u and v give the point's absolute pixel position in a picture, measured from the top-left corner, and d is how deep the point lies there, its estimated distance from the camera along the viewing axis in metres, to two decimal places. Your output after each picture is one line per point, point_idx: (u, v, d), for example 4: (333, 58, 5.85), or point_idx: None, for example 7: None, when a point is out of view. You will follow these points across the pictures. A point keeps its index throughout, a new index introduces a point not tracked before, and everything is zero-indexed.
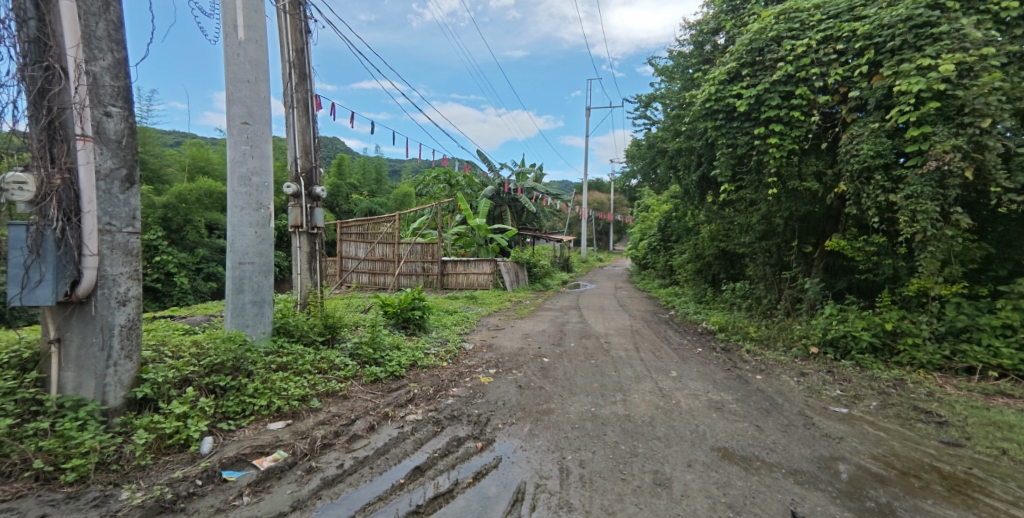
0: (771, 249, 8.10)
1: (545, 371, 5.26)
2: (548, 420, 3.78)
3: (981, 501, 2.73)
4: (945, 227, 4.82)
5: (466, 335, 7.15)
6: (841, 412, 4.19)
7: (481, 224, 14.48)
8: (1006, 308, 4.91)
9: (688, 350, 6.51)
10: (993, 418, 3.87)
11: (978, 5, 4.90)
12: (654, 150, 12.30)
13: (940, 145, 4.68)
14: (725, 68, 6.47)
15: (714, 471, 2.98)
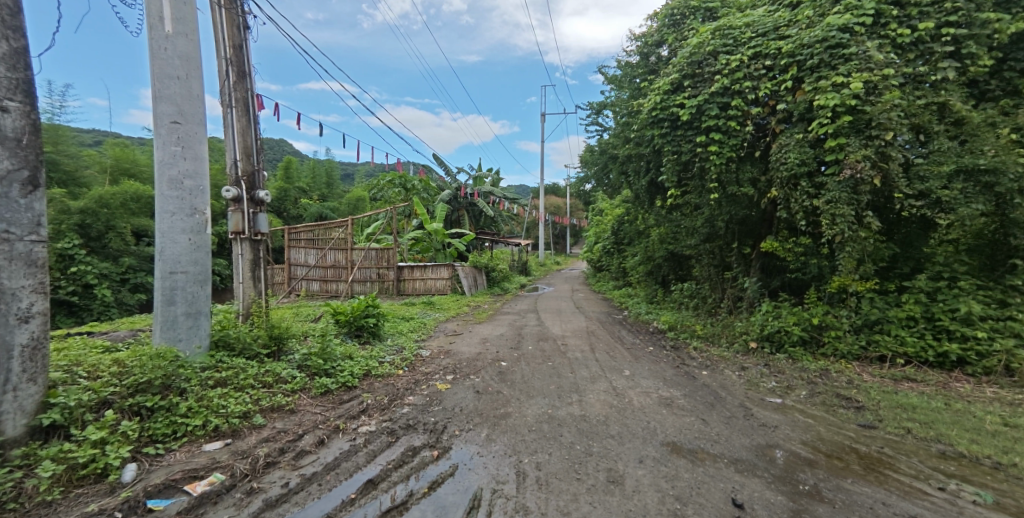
0: (714, 250, 8.58)
1: (502, 375, 5.28)
2: (505, 424, 3.79)
3: (891, 477, 3.02)
4: (859, 230, 5.32)
5: (423, 342, 7.03)
6: (776, 402, 4.50)
7: (438, 228, 14.32)
8: (910, 301, 5.48)
9: (640, 349, 6.75)
10: (901, 401, 4.29)
11: (880, 31, 5.45)
12: (606, 155, 12.71)
13: (853, 155, 5.16)
14: (668, 78, 6.78)
15: (663, 466, 3.10)
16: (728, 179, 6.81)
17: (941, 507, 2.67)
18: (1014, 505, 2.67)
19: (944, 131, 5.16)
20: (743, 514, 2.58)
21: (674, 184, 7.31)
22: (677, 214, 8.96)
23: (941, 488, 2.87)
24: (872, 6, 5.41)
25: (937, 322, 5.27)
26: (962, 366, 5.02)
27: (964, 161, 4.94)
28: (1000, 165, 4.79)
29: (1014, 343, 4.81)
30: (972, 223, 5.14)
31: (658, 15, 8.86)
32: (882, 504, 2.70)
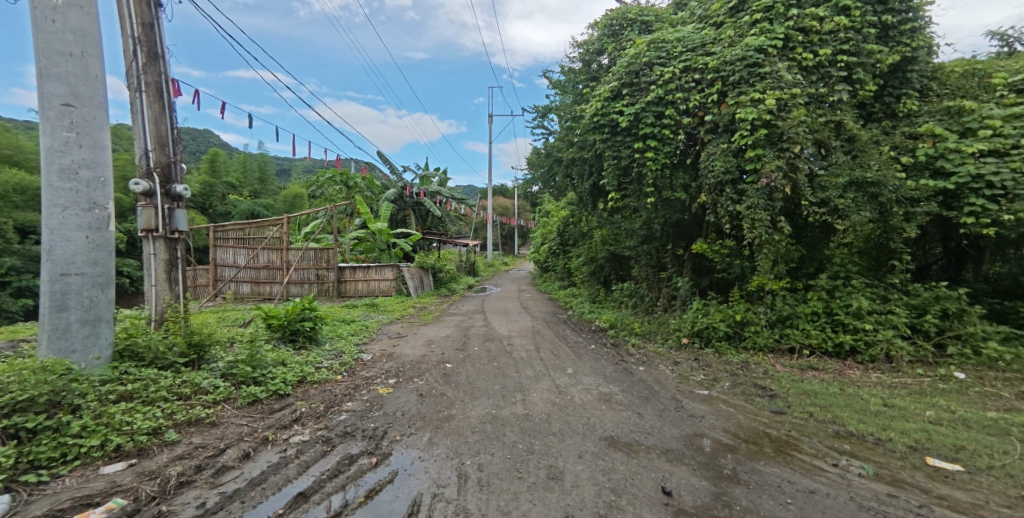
0: (651, 252, 9.04)
1: (447, 377, 5.23)
2: (448, 427, 3.75)
3: (796, 457, 3.34)
4: (774, 233, 5.84)
5: (364, 345, 6.78)
6: (704, 394, 4.82)
7: (382, 228, 13.94)
8: (814, 298, 6.09)
9: (582, 347, 6.97)
10: (806, 388, 4.76)
11: (789, 53, 6.01)
12: (552, 158, 12.98)
13: (769, 165, 5.63)
14: (608, 86, 7.05)
15: (601, 459, 3.23)
16: (663, 184, 7.21)
17: (834, 480, 2.97)
18: (889, 473, 3.02)
19: (840, 146, 5.81)
20: (671, 500, 2.73)
21: (614, 187, 7.60)
22: (618, 217, 9.33)
23: (834, 463, 3.21)
24: (782, 31, 5.98)
25: (835, 316, 5.89)
26: (853, 354, 5.65)
27: (856, 174, 5.59)
28: (883, 178, 5.45)
29: (893, 333, 5.48)
30: (863, 229, 5.82)
31: (599, 25, 9.20)
32: (788, 482, 2.96)
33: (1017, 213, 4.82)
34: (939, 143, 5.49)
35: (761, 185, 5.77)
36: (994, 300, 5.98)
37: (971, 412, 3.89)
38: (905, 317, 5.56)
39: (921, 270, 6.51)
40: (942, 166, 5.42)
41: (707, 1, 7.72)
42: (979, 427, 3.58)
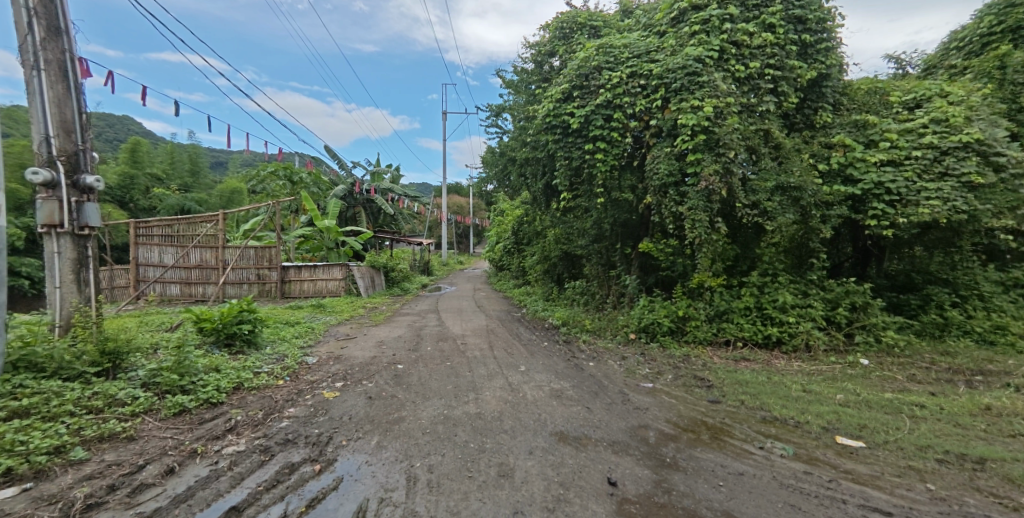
0: (601, 251, 9.31)
1: (398, 379, 5.14)
2: (397, 430, 3.69)
3: (729, 442, 3.58)
4: (712, 233, 6.23)
5: (309, 348, 6.50)
6: (648, 386, 5.06)
7: (330, 225, 13.39)
8: (746, 294, 6.54)
9: (535, 345, 7.08)
10: (739, 378, 5.12)
11: (724, 64, 6.40)
12: (506, 157, 13.04)
13: (707, 169, 5.97)
14: (560, 88, 7.19)
15: (551, 454, 3.30)
16: (612, 186, 7.46)
17: (760, 462, 3.21)
18: (806, 453, 3.32)
19: (768, 154, 6.27)
20: (616, 491, 2.85)
21: (566, 187, 7.77)
22: (570, 216, 9.54)
23: (760, 446, 3.48)
24: (717, 43, 6.34)
25: (765, 310, 6.36)
26: (779, 345, 6.12)
27: (781, 179, 6.05)
28: (804, 183, 5.95)
29: (812, 325, 6.01)
30: (787, 230, 6.32)
31: (550, 27, 9.35)
32: (721, 466, 3.17)
33: (911, 216, 5.46)
34: (848, 152, 6.10)
35: (701, 188, 6.11)
36: (892, 294, 6.74)
37: (873, 394, 4.35)
38: (822, 310, 6.11)
39: (834, 268, 7.16)
40: (851, 174, 6.00)
41: (651, 11, 8.05)
42: (879, 407, 4.00)
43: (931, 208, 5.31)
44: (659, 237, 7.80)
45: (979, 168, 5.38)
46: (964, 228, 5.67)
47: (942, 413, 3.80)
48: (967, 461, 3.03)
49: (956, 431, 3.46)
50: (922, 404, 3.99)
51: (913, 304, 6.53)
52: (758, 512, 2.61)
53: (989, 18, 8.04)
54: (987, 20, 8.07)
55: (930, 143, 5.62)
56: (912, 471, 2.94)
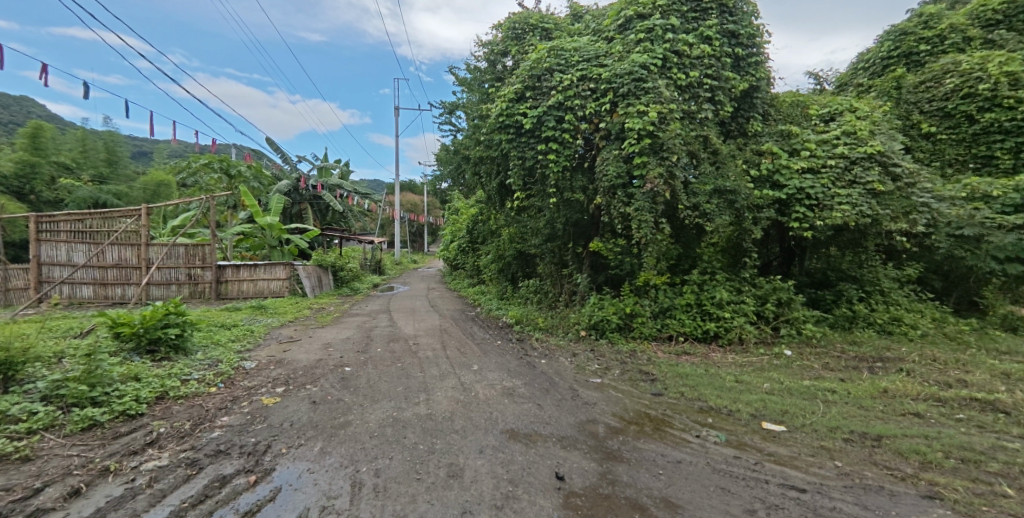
0: (554, 250, 9.46)
1: (345, 381, 4.98)
2: (343, 434, 3.58)
3: (670, 432, 3.76)
4: (657, 234, 6.52)
5: (247, 352, 6.15)
6: (596, 382, 5.22)
7: (273, 222, 12.69)
8: (688, 291, 6.91)
9: (488, 343, 7.09)
10: (680, 371, 5.39)
11: (667, 72, 6.70)
12: (460, 155, 12.98)
13: (652, 172, 6.24)
14: (513, 87, 7.25)
15: (501, 452, 3.34)
16: (564, 186, 7.61)
17: (696, 449, 3.42)
18: (736, 439, 3.56)
19: (707, 158, 6.64)
20: (563, 484, 2.91)
21: (520, 187, 7.85)
22: (524, 216, 9.63)
23: (697, 435, 3.69)
24: (661, 51, 6.64)
25: (704, 306, 6.74)
26: (716, 339, 6.52)
27: (719, 183, 6.42)
28: (738, 187, 6.36)
29: (744, 319, 6.46)
30: (724, 231, 6.73)
31: (503, 27, 9.39)
32: (661, 455, 3.34)
33: (826, 219, 5.99)
34: (775, 160, 6.59)
35: (646, 190, 6.38)
36: (811, 290, 7.36)
37: (794, 382, 4.74)
38: (753, 306, 6.58)
39: (764, 266, 7.71)
40: (778, 179, 6.49)
41: (600, 17, 8.29)
42: (799, 394, 4.37)
43: (843, 212, 5.86)
44: (608, 237, 7.99)
45: (881, 177, 6.02)
46: (870, 230, 6.29)
47: (849, 396, 4.21)
48: (867, 439, 3.38)
49: (860, 412, 3.86)
50: (834, 390, 4.39)
51: (828, 299, 7.15)
52: (693, 496, 2.77)
53: (888, 44, 9.68)
54: (887, 45, 9.71)
55: (842, 153, 6.22)
56: (824, 451, 3.24)
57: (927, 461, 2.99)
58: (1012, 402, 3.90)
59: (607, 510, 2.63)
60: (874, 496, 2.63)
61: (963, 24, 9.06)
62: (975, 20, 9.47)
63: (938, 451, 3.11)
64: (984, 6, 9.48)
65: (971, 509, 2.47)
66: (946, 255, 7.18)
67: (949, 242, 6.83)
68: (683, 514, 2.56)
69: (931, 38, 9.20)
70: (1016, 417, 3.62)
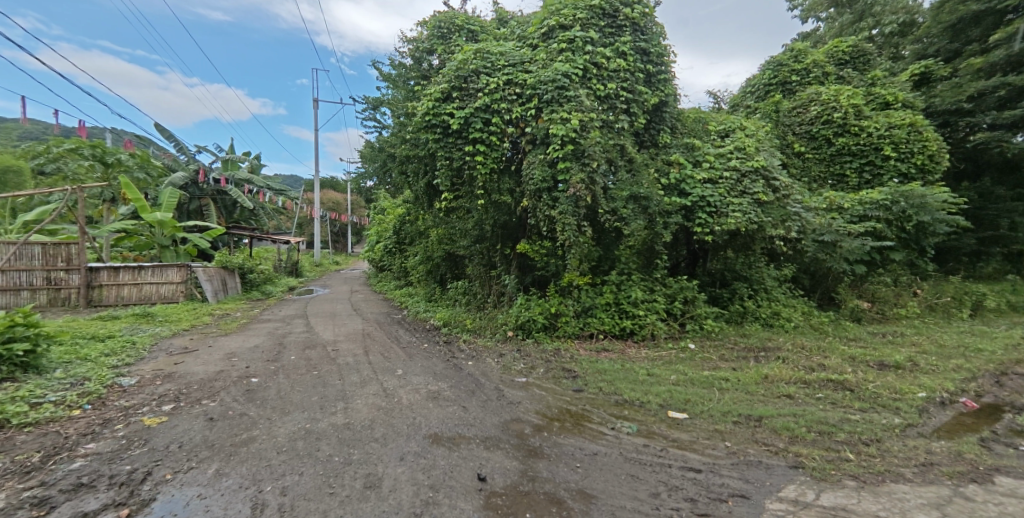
0: (483, 251, 9.46)
1: (251, 394, 4.60)
2: (244, 453, 3.30)
3: (588, 427, 3.95)
4: (580, 236, 6.80)
5: (127, 366, 5.44)
6: (522, 381, 5.33)
7: (164, 219, 11.32)
8: (607, 291, 7.28)
9: (415, 347, 6.92)
10: (599, 367, 5.68)
11: (587, 81, 7.03)
12: (386, 153, 12.59)
13: (575, 178, 6.51)
14: (439, 87, 7.16)
15: (422, 458, 3.29)
16: (491, 188, 7.65)
17: (610, 441, 3.62)
18: (645, 428, 3.84)
19: (623, 166, 7.06)
20: (484, 485, 2.94)
21: (448, 187, 7.74)
22: (452, 217, 9.55)
23: (611, 427, 3.92)
24: (581, 62, 6.95)
25: (622, 305, 7.14)
26: (631, 335, 6.95)
27: (634, 190, 6.85)
28: (651, 194, 6.84)
29: (655, 317, 6.98)
30: (639, 234, 7.19)
31: (428, 24, 9.26)
32: (579, 449, 3.50)
33: (723, 225, 6.65)
34: (681, 170, 7.18)
35: (570, 194, 6.62)
36: (711, 289, 8.15)
37: (696, 372, 5.21)
38: (663, 304, 7.13)
39: (673, 267, 8.35)
40: (684, 188, 7.06)
41: (525, 23, 8.48)
42: (699, 383, 4.81)
43: (737, 218, 6.56)
44: (535, 238, 8.14)
45: (765, 188, 6.85)
46: (757, 235, 7.09)
47: (739, 383, 4.72)
48: (751, 420, 3.80)
49: (747, 396, 4.34)
50: (727, 378, 4.89)
51: (724, 296, 7.97)
52: (605, 485, 2.93)
53: (769, 72, 10.96)
54: (767, 73, 11.00)
55: (735, 165, 6.97)
56: (717, 433, 3.60)
57: (794, 435, 3.45)
58: (857, 381, 4.63)
59: (526, 506, 2.69)
60: (754, 470, 2.98)
61: (822, 61, 10.51)
62: (829, 58, 11.01)
63: (804, 426, 3.59)
64: (837, 48, 11.06)
65: (825, 474, 2.87)
66: (816, 258, 8.32)
67: (814, 246, 7.95)
68: (596, 503, 2.70)
69: (800, 70, 10.58)
70: (859, 393, 4.30)
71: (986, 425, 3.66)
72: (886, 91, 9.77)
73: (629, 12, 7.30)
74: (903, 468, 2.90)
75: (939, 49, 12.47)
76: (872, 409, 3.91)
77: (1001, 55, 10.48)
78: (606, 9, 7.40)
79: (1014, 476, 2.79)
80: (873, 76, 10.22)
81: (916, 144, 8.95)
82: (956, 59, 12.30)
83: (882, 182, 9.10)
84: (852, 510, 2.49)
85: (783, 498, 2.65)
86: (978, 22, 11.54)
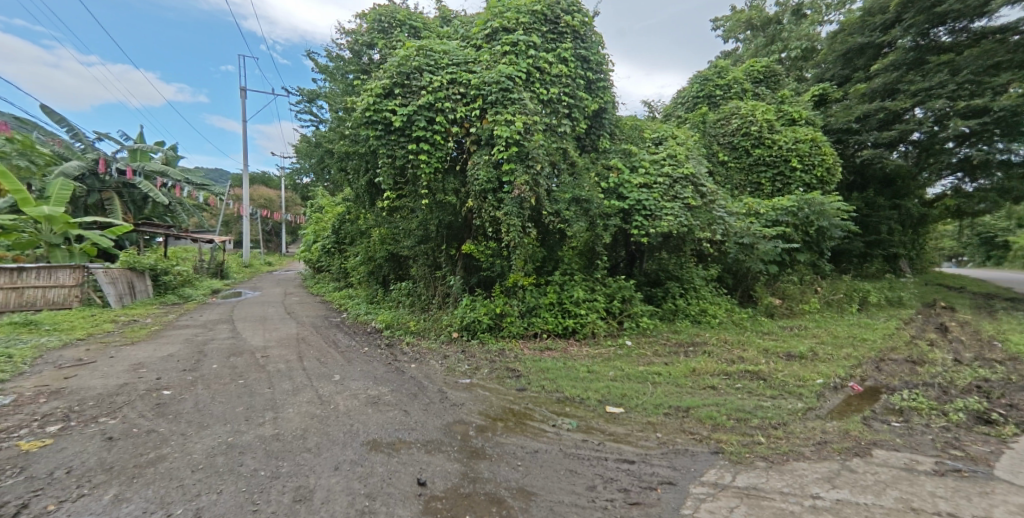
0: (428, 251, 9.29)
1: (161, 408, 4.20)
2: (152, 473, 3.01)
3: (531, 425, 4.01)
4: (524, 237, 6.90)
5: (2, 384, 4.76)
6: (466, 382, 5.31)
7: (52, 213, 10.08)
8: (551, 291, 7.42)
9: (354, 351, 6.67)
10: (542, 366, 5.78)
11: (531, 84, 7.12)
12: (323, 148, 12.05)
13: (519, 180, 6.58)
14: (380, 82, 6.96)
15: (360, 466, 3.17)
16: (435, 188, 7.54)
17: (552, 438, 3.70)
18: (584, 423, 3.96)
19: (566, 169, 7.25)
20: (424, 490, 2.89)
21: (390, 186, 7.56)
22: (395, 216, 9.31)
23: (553, 424, 4.00)
24: (525, 66, 7.05)
25: (565, 305, 7.31)
26: (573, 333, 7.14)
27: (576, 193, 7.04)
28: (591, 196, 7.06)
29: (596, 315, 7.23)
30: (581, 235, 7.40)
31: (367, 17, 8.97)
32: (521, 448, 3.54)
33: (658, 228, 7.01)
34: (619, 174, 7.49)
35: (515, 195, 6.68)
36: (647, 288, 8.55)
37: (632, 368, 5.45)
38: (603, 303, 7.41)
39: (612, 267, 8.67)
40: (622, 192, 7.36)
41: (468, 23, 8.46)
42: (635, 378, 5.04)
43: (669, 221, 6.95)
44: (480, 239, 8.09)
45: (693, 194, 7.31)
46: (687, 237, 7.55)
47: (670, 377, 5.00)
48: (680, 411, 4.05)
49: (677, 389, 4.61)
50: (659, 372, 5.17)
51: (658, 295, 8.41)
52: (545, 482, 2.99)
53: (696, 85, 11.73)
54: (695, 87, 11.77)
55: (668, 172, 7.40)
56: (649, 425, 3.79)
57: (716, 423, 3.72)
58: (770, 370, 5.08)
59: (467, 508, 2.68)
60: (681, 458, 3.17)
61: (741, 78, 11.44)
62: (747, 76, 11.99)
63: (724, 414, 3.88)
64: (753, 67, 12.05)
65: (740, 457, 3.12)
66: (737, 259, 9.00)
67: (737, 248, 8.60)
68: (536, 500, 2.75)
69: (723, 86, 11.42)
70: (770, 381, 4.71)
71: (867, 405, 4.15)
72: (792, 109, 10.77)
73: (570, 20, 7.51)
74: (803, 448, 3.22)
75: (833, 75, 13.95)
76: (781, 396, 4.31)
77: (879, 83, 11.99)
78: (548, 15, 7.56)
79: (887, 448, 3.19)
80: (783, 95, 11.26)
81: (816, 157, 9.99)
82: (846, 84, 13.80)
83: (790, 191, 9.97)
84: (762, 488, 2.73)
85: (705, 481, 2.85)
86: (863, 53, 13.05)
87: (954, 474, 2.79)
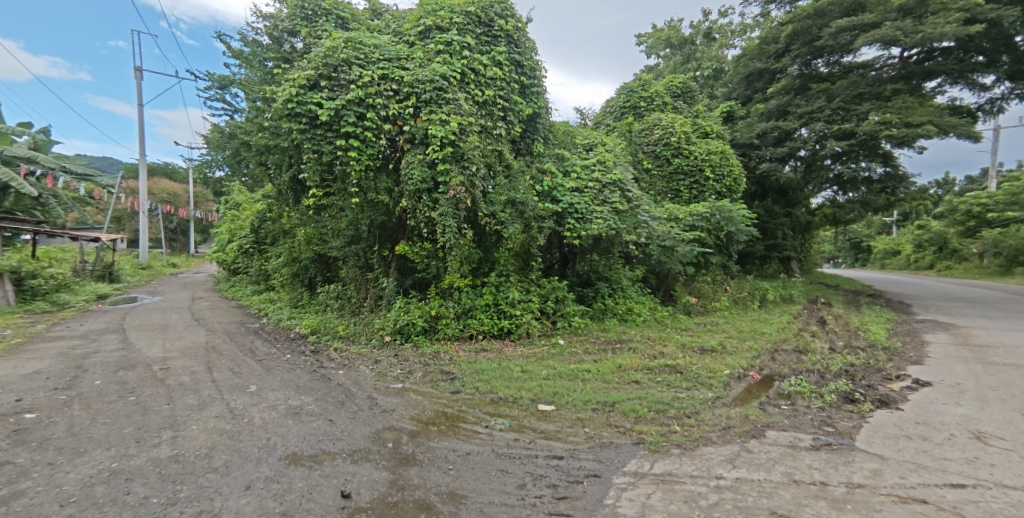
0: (358, 252, 8.89)
1: (24, 435, 3.62)
2: (10, 512, 2.58)
3: (464, 427, 3.97)
4: (460, 238, 6.83)
5: None
6: (397, 387, 5.15)
7: None
8: (487, 292, 7.42)
9: (274, 359, 6.21)
10: (477, 367, 5.76)
11: (466, 85, 7.08)
12: (239, 140, 11.14)
13: (454, 180, 6.51)
14: (304, 73, 6.56)
15: (275, 483, 2.95)
16: (366, 186, 7.23)
17: (484, 439, 3.69)
18: (517, 423, 4.00)
19: (501, 171, 7.30)
20: (348, 502, 2.75)
21: (317, 183, 7.14)
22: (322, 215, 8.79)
23: (486, 425, 4.00)
24: (459, 66, 6.99)
25: (501, 306, 7.34)
26: (509, 334, 7.18)
27: (512, 195, 7.09)
28: (526, 198, 7.14)
29: (531, 316, 7.35)
30: (516, 237, 7.47)
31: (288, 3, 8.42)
32: (454, 451, 3.49)
33: (589, 230, 7.26)
34: (553, 178, 7.67)
35: (450, 196, 6.60)
36: (579, 288, 8.84)
37: (564, 366, 5.60)
38: (537, 303, 7.54)
39: (547, 268, 8.84)
40: (556, 195, 7.54)
41: (400, 19, 8.23)
42: (566, 376, 5.17)
43: (599, 224, 7.25)
44: (414, 240, 7.88)
45: (620, 199, 7.69)
46: (615, 239, 7.92)
47: (599, 374, 5.18)
48: (606, 405, 4.22)
49: (603, 385, 4.80)
50: (588, 370, 5.35)
51: (589, 295, 8.73)
52: (477, 484, 2.97)
53: (623, 96, 12.36)
54: (622, 97, 12.39)
55: (597, 177, 7.72)
56: (578, 421, 3.91)
57: (638, 415, 3.92)
58: (687, 364, 5.46)
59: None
60: (606, 451, 3.30)
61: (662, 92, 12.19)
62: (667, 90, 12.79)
63: (646, 407, 4.11)
64: (672, 82, 12.91)
65: (657, 446, 3.31)
66: (661, 261, 9.59)
67: (659, 250, 9.16)
68: (465, 503, 2.72)
69: (646, 98, 12.13)
70: (686, 374, 5.06)
71: (764, 392, 4.60)
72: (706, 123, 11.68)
73: (503, 24, 7.57)
74: (710, 434, 3.49)
75: (738, 94, 15.32)
76: (694, 387, 4.64)
77: (774, 104, 13.38)
78: (481, 18, 7.57)
79: (778, 429, 3.56)
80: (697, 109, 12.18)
81: (725, 168, 10.95)
82: (748, 103, 15.26)
83: (705, 198, 10.81)
84: (676, 473, 2.91)
85: (627, 472, 2.98)
86: (761, 77, 14.51)
87: (828, 448, 3.17)
